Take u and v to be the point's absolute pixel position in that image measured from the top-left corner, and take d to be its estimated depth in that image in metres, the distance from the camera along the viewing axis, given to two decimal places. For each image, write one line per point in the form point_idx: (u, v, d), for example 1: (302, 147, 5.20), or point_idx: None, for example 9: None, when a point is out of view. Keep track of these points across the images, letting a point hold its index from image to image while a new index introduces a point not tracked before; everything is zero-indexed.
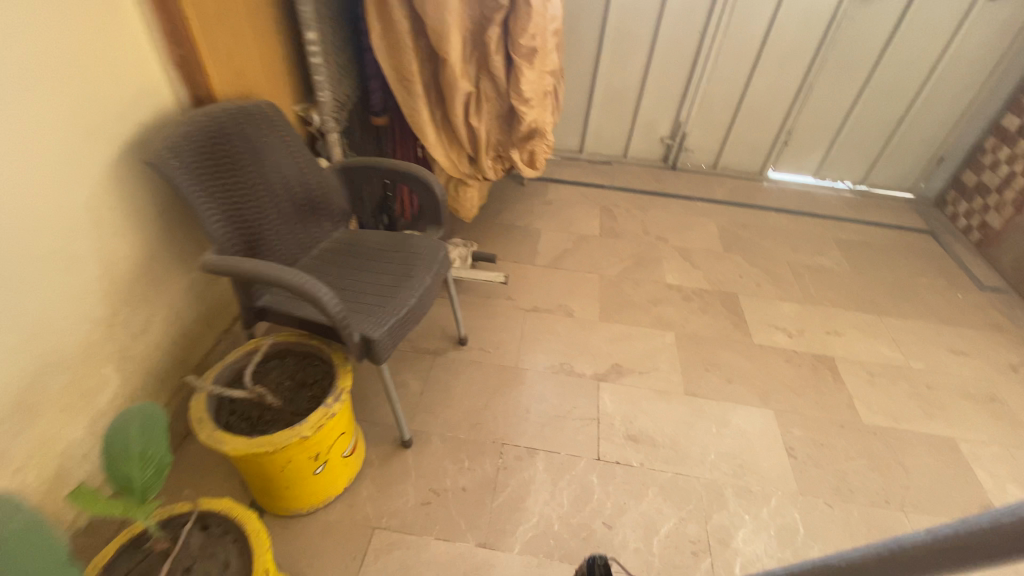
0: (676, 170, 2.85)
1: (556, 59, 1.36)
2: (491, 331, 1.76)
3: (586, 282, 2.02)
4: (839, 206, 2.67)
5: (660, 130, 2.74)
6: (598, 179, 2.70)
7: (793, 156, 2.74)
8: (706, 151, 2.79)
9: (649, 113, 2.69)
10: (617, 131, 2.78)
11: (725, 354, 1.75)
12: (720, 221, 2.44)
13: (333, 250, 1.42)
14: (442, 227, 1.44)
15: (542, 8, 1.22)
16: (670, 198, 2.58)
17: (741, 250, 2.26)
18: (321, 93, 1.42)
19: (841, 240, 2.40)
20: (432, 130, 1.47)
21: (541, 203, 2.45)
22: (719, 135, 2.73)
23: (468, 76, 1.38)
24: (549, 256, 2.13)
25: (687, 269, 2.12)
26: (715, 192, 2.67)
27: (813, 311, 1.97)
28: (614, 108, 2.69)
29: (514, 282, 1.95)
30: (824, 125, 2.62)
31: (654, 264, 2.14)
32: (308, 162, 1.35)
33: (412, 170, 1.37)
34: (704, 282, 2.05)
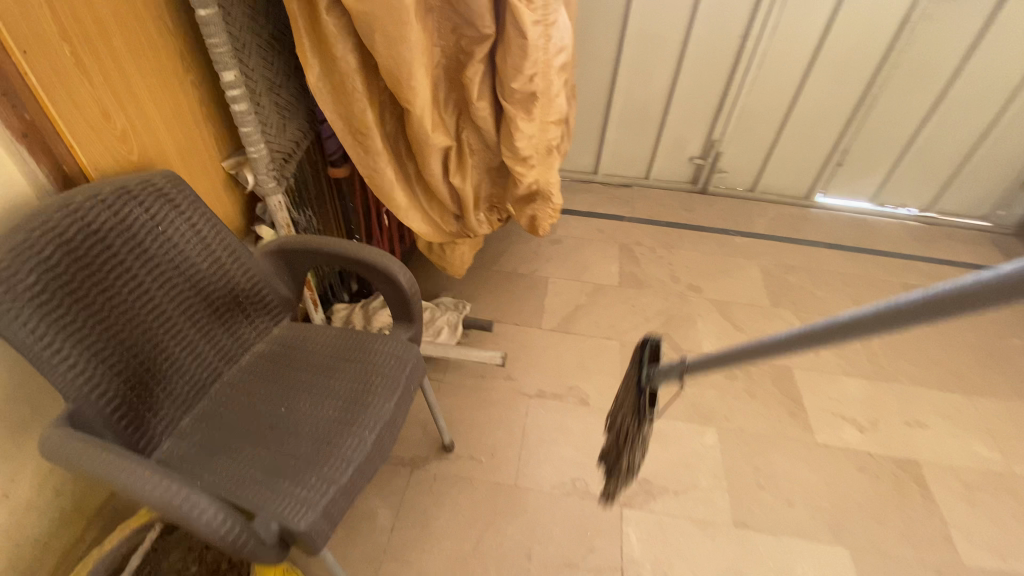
0: (706, 193, 2.45)
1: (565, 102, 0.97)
2: (485, 427, 1.41)
3: (604, 352, 1.65)
4: (903, 239, 2.26)
5: (689, 148, 2.34)
6: (616, 208, 2.31)
7: (847, 177, 2.32)
8: (743, 171, 2.38)
9: (677, 130, 2.28)
10: (639, 150, 2.38)
11: (781, 460, 1.39)
12: (764, 262, 2.04)
13: (271, 356, 1.08)
14: (414, 324, 1.08)
15: (542, 40, 0.83)
16: (702, 231, 2.19)
17: (790, 303, 1.87)
18: (253, 148, 1.07)
19: (911, 285, 2.00)
20: (401, 188, 1.12)
21: (549, 242, 2.08)
22: (760, 154, 2.31)
23: (445, 124, 1.01)
24: (558, 315, 1.77)
25: (727, 332, 1.75)
26: (755, 223, 2.27)
27: (886, 392, 1.59)
28: (636, 124, 2.29)
29: (515, 356, 1.60)
30: (887, 142, 2.19)
31: (686, 325, 1.76)
32: (230, 246, 1.01)
33: (366, 255, 1.01)
34: (749, 351, 1.68)
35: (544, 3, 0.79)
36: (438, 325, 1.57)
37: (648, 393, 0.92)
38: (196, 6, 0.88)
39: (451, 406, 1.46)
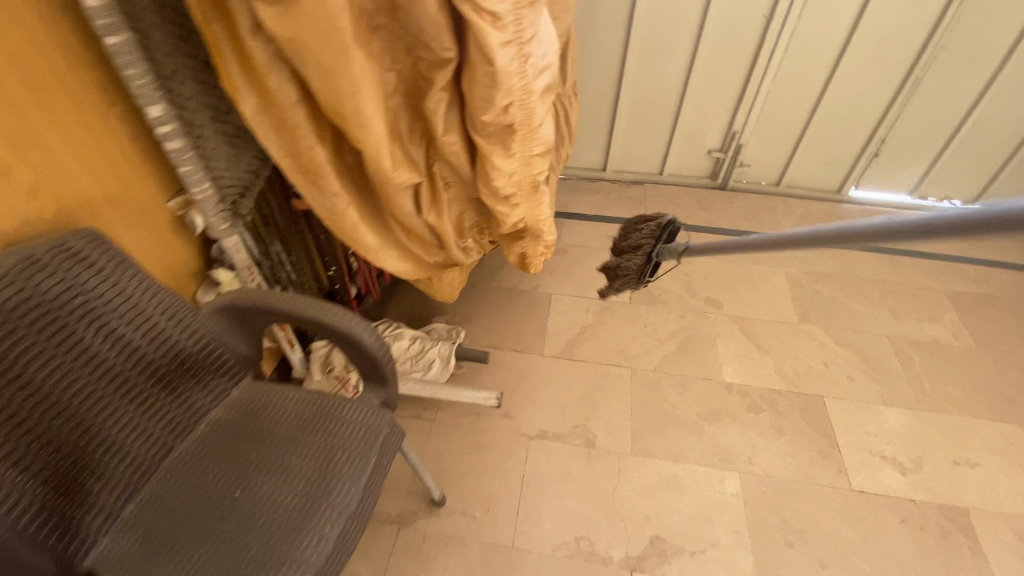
0: (726, 190, 2.25)
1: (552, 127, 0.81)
2: (480, 476, 1.29)
3: (612, 382, 1.50)
4: (947, 237, 2.03)
5: (708, 140, 2.13)
6: (626, 210, 2.13)
7: (883, 170, 2.09)
8: (766, 165, 2.17)
9: (694, 121, 2.07)
10: (652, 144, 2.18)
11: (812, 511, 1.24)
12: (790, 270, 1.85)
13: (229, 425, 0.96)
14: (387, 386, 0.94)
15: (517, 63, 0.66)
16: (721, 235, 2.00)
17: (820, 318, 1.69)
18: (196, 190, 0.93)
19: (958, 293, 1.79)
20: (371, 228, 0.96)
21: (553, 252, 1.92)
22: (786, 146, 2.09)
23: (412, 157, 0.85)
24: (561, 339, 1.62)
25: (750, 355, 1.58)
26: (781, 223, 2.06)
27: (932, 424, 1.41)
28: (647, 118, 2.09)
29: (512, 390, 1.46)
30: (932, 129, 1.94)
31: (704, 348, 1.60)
32: (170, 307, 0.88)
33: (322, 313, 0.86)
34: (775, 378, 1.52)
35: (516, 17, 0.62)
36: (427, 358, 1.43)
37: (654, 259, 1.28)
38: (102, 34, 0.73)
39: (443, 451, 1.33)
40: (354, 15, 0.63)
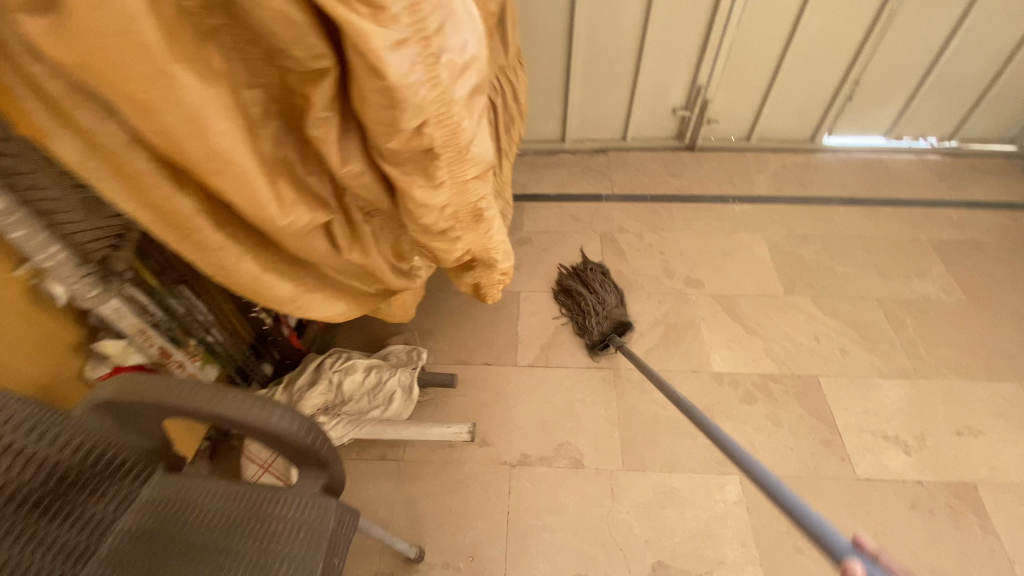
0: (695, 150, 2.08)
1: (488, 138, 0.62)
2: (461, 518, 1.16)
3: (594, 389, 1.37)
4: (926, 178, 1.93)
5: (672, 98, 1.94)
6: (591, 184, 1.95)
7: (856, 115, 1.94)
8: (735, 119, 2.00)
9: (655, 79, 1.87)
10: (612, 107, 1.98)
11: (819, 509, 1.16)
12: (770, 236, 1.72)
13: (137, 544, 0.76)
14: (328, 469, 0.78)
15: (422, 69, 0.47)
16: (694, 203, 1.84)
17: (807, 287, 1.58)
18: (42, 259, 0.72)
19: (943, 242, 1.70)
20: (283, 277, 0.76)
21: (516, 243, 1.75)
22: (755, 96, 1.92)
23: (312, 191, 0.64)
24: (535, 344, 1.47)
25: (738, 338, 1.46)
26: (755, 181, 1.92)
27: (932, 394, 1.33)
28: (604, 79, 1.88)
29: (486, 413, 1.32)
30: (907, 67, 1.78)
31: (688, 335, 1.48)
32: (27, 420, 0.69)
33: (226, 406, 0.68)
34: (766, 361, 1.41)
35: (410, 5, 0.43)
36: (386, 392, 1.25)
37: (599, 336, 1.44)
38: None
39: (417, 494, 1.20)
40: (164, 24, 0.42)
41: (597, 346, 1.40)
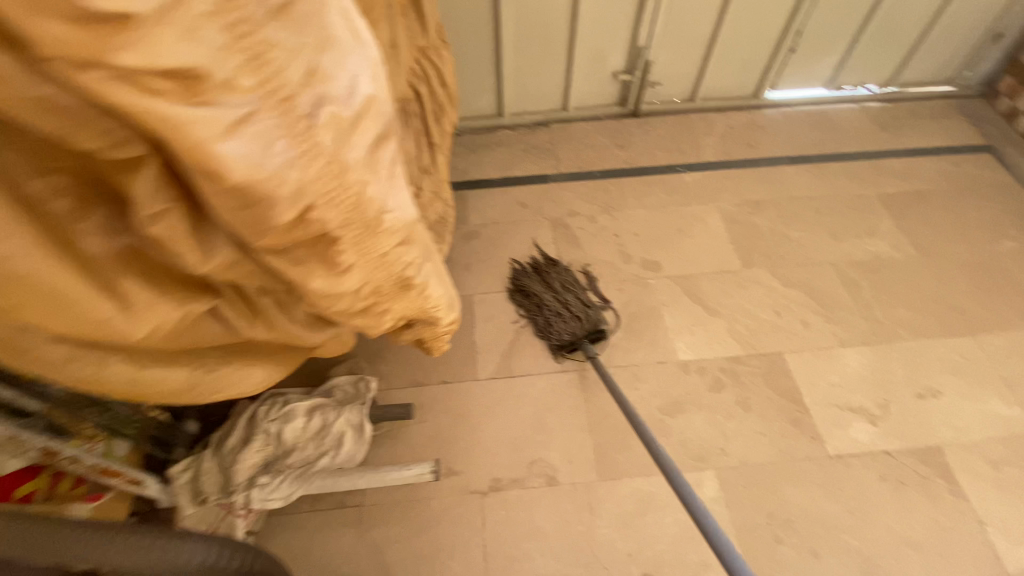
0: (639, 115, 1.96)
1: (404, 191, 0.52)
2: (436, 559, 1.08)
3: (561, 396, 1.29)
4: (868, 128, 1.90)
5: (611, 62, 1.80)
6: (535, 163, 1.81)
7: (799, 66, 1.87)
8: (678, 79, 1.88)
9: (592, 42, 1.72)
10: (549, 75, 1.82)
11: (797, 493, 1.15)
12: (723, 205, 1.66)
13: None
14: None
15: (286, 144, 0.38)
16: (644, 176, 1.75)
17: (764, 258, 1.54)
18: None
19: (890, 194, 1.69)
20: (175, 367, 0.61)
21: (462, 239, 1.61)
22: (697, 54, 1.80)
23: (184, 274, 0.52)
24: (494, 353, 1.37)
25: (702, 321, 1.41)
26: (704, 146, 1.84)
27: (890, 358, 1.35)
28: (538, 46, 1.71)
29: (450, 438, 1.22)
30: (848, 14, 1.71)
31: (651, 324, 1.41)
32: None
33: (123, 550, 0.70)
34: (732, 343, 1.37)
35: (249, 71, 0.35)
36: (334, 434, 1.12)
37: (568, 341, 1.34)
38: None
39: (385, 540, 1.10)
40: None
41: (563, 349, 1.32)
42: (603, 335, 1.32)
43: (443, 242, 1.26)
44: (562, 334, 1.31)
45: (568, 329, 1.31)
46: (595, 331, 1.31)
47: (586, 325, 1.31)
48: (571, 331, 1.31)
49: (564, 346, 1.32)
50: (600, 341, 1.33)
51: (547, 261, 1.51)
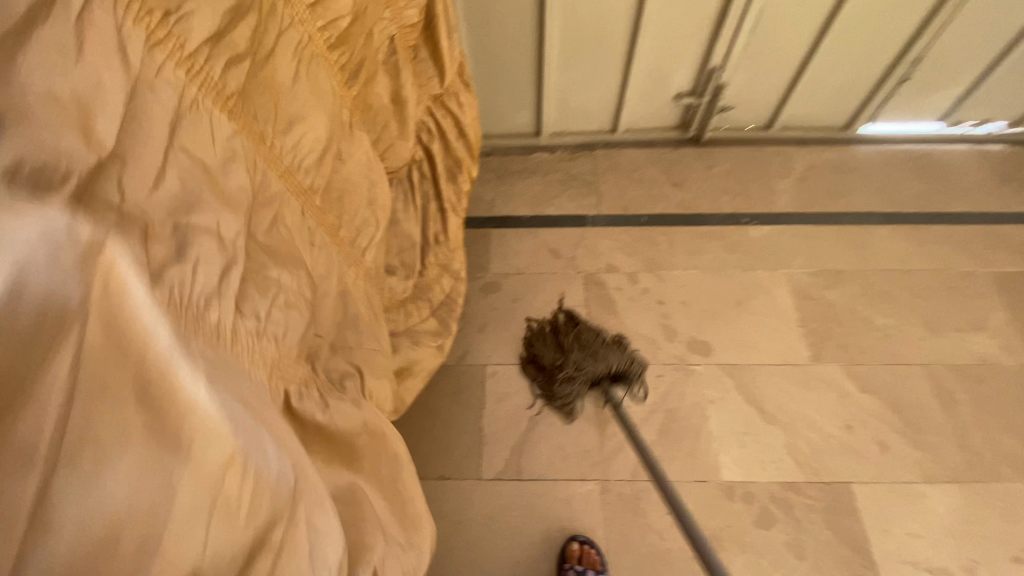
0: (702, 143, 1.62)
1: None
2: None
3: (575, 511, 1.11)
4: (987, 179, 1.54)
5: (676, 81, 1.48)
6: (573, 198, 1.55)
7: (910, 97, 1.50)
8: (756, 104, 1.54)
9: (654, 58, 1.41)
10: (598, 93, 1.52)
11: None
12: (795, 274, 1.38)
13: None
14: None
15: None
16: (702, 226, 1.47)
17: (838, 350, 1.27)
18: None
19: (1007, 274, 1.37)
20: None
21: (479, 292, 1.39)
22: (783, 77, 1.46)
23: None
24: (503, 446, 1.18)
25: (754, 429, 1.18)
26: (778, 192, 1.52)
27: (987, 504, 1.09)
28: (588, 59, 1.42)
29: (444, 551, 1.08)
30: (989, 36, 1.33)
31: (693, 428, 1.18)
32: None
33: None
34: (788, 463, 1.14)
35: None
36: None
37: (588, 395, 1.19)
38: None
39: None
40: None
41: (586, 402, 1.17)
42: (629, 378, 1.21)
43: (449, 332, 0.97)
44: (585, 375, 1.17)
45: (592, 370, 1.17)
46: (619, 373, 1.20)
47: (613, 368, 1.18)
48: (595, 373, 1.17)
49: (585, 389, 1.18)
50: (625, 385, 1.21)
51: (566, 321, 1.29)
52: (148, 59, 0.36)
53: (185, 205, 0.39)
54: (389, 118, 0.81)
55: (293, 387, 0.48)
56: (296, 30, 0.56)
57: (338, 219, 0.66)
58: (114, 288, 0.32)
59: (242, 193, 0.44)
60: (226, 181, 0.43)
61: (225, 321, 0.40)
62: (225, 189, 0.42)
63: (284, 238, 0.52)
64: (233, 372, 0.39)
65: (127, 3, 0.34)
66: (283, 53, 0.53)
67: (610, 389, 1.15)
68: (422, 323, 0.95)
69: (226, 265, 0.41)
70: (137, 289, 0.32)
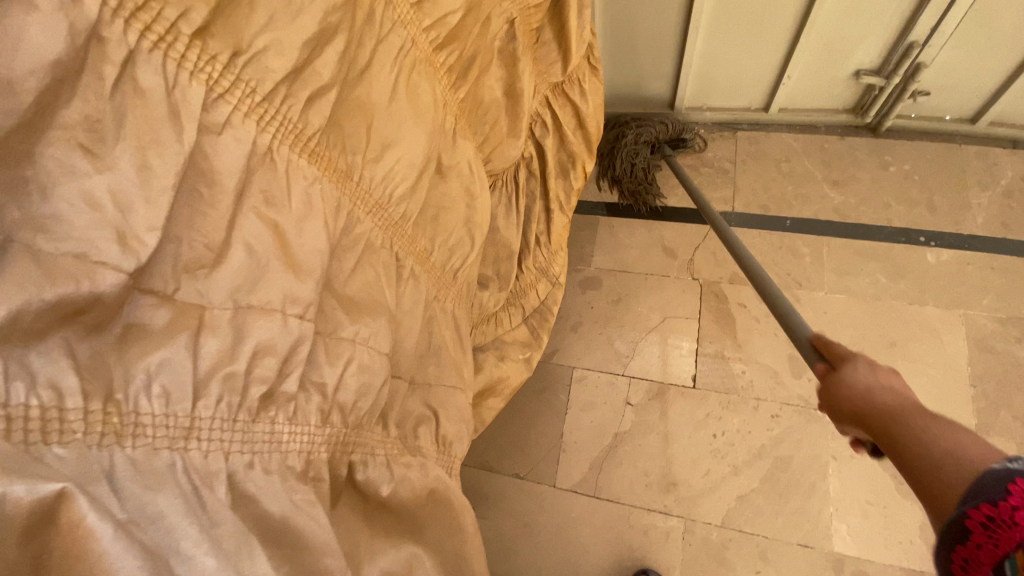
0: (880, 133, 1.30)
1: None
2: None
3: (650, 545, 1.01)
4: None
5: (858, 55, 1.18)
6: (700, 188, 1.34)
7: None
8: (967, 90, 1.19)
9: (831, 26, 1.13)
10: (752, 66, 1.27)
11: None
12: (979, 317, 1.09)
13: None
14: None
15: None
16: (859, 237, 1.21)
17: (1021, 426, 1.00)
18: None
19: None
20: None
21: (578, 286, 1.28)
22: (1017, 56, 1.09)
23: None
24: (583, 457, 1.11)
25: (885, 500, 0.99)
26: (976, 207, 1.19)
27: None
28: (746, 24, 1.18)
29: (508, 553, 1.05)
30: None
31: (804, 483, 1.02)
32: None
33: None
34: (921, 548, 0.95)
35: None
36: None
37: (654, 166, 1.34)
38: None
39: None
40: None
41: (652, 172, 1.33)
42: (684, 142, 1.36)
43: (539, 345, 0.88)
44: (647, 139, 1.32)
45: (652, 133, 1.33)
46: (676, 138, 1.35)
47: (670, 132, 1.34)
48: (654, 137, 1.33)
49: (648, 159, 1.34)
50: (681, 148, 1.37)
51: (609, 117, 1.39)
52: (207, 114, 0.31)
53: (249, 281, 0.34)
54: (500, 114, 0.70)
55: (358, 458, 0.46)
56: (400, 34, 0.47)
57: (431, 242, 0.58)
58: (71, 539, 0.24)
59: (315, 256, 0.38)
60: (297, 243, 0.37)
61: (279, 423, 0.37)
62: (296, 252, 0.37)
63: (366, 284, 0.46)
64: (277, 494, 0.35)
65: (183, 54, 0.29)
66: (382, 69, 0.46)
67: (668, 149, 1.32)
68: (511, 333, 0.86)
69: (292, 345, 0.37)
70: (102, 525, 0.24)
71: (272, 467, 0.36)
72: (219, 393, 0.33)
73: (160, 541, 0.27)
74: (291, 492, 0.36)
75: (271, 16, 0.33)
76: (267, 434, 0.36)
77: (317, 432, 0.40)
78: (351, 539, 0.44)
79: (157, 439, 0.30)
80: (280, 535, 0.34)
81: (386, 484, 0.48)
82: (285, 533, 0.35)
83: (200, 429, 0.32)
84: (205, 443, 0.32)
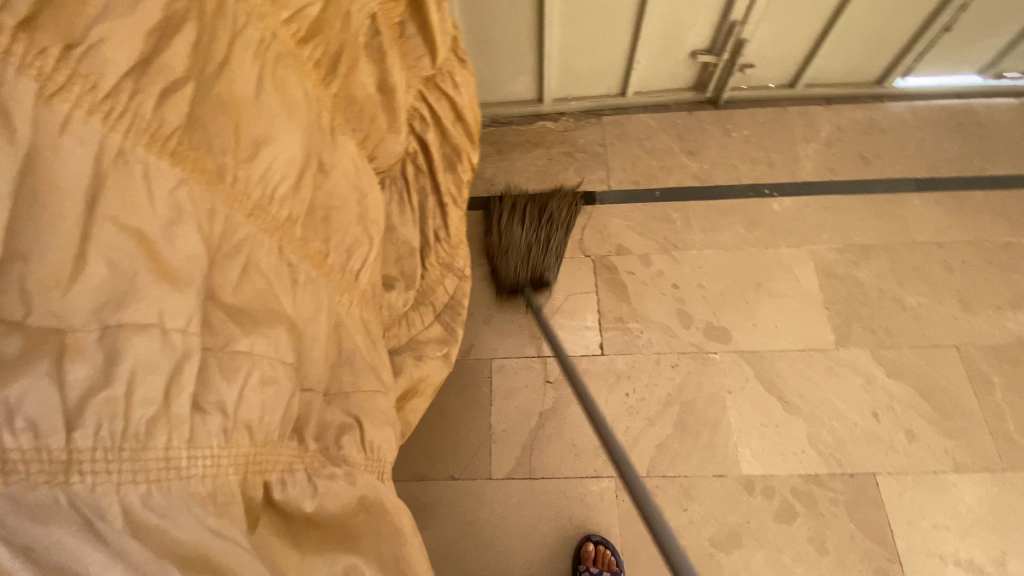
0: (721, 105, 1.48)
1: None
2: None
3: (587, 510, 1.06)
4: None
5: (692, 37, 1.33)
6: (579, 172, 1.43)
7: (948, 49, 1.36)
8: (780, 60, 1.40)
9: (668, 13, 1.26)
10: (607, 54, 1.37)
11: None
12: (820, 251, 1.29)
13: None
14: None
15: None
16: (719, 198, 1.36)
17: (864, 334, 1.19)
18: None
19: None
20: None
21: (482, 280, 1.30)
22: (813, 29, 1.31)
23: None
24: (513, 443, 1.12)
25: (775, 420, 1.12)
26: (802, 159, 1.41)
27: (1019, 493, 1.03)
28: (595, 16, 1.27)
29: (453, 556, 1.04)
30: None
31: (711, 421, 1.12)
32: None
33: None
34: (812, 456, 1.08)
35: None
36: None
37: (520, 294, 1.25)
38: None
39: None
40: None
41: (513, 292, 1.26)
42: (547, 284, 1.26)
43: (455, 338, 0.88)
44: (515, 268, 1.24)
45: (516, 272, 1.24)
46: (540, 280, 1.24)
47: (534, 275, 1.23)
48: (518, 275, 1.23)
49: (543, 256, 1.26)
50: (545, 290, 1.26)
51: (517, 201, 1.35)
52: (41, 113, 0.29)
53: (115, 297, 0.32)
54: (377, 110, 0.69)
55: (274, 476, 0.44)
56: (257, 29, 0.45)
57: (324, 243, 0.56)
58: None
59: (191, 263, 0.36)
60: (169, 251, 0.35)
61: (175, 448, 0.35)
62: (168, 261, 0.35)
63: (257, 292, 0.44)
64: (185, 525, 0.34)
65: (7, 47, 0.28)
66: (244, 61, 0.43)
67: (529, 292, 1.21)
68: (425, 331, 0.85)
69: (178, 364, 0.35)
70: None
71: (174, 495, 0.35)
72: (97, 420, 0.31)
73: (65, 563, 0.27)
74: (202, 521, 0.35)
75: (106, 5, 0.31)
76: (162, 460, 0.34)
77: (220, 453, 0.39)
78: (280, 560, 0.41)
79: (33, 475, 0.29)
80: (199, 561, 0.33)
81: (308, 500, 0.46)
82: (203, 561, 0.33)
83: (80, 462, 0.31)
84: (90, 475, 0.31)
